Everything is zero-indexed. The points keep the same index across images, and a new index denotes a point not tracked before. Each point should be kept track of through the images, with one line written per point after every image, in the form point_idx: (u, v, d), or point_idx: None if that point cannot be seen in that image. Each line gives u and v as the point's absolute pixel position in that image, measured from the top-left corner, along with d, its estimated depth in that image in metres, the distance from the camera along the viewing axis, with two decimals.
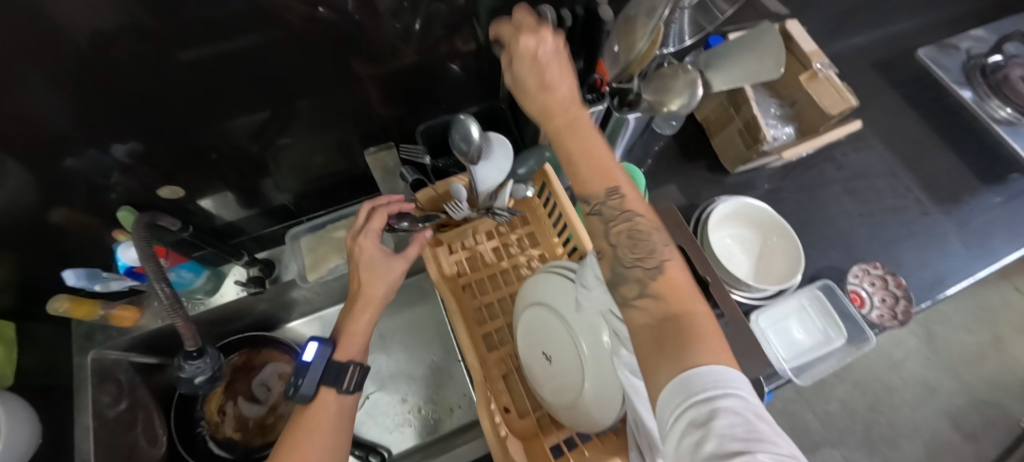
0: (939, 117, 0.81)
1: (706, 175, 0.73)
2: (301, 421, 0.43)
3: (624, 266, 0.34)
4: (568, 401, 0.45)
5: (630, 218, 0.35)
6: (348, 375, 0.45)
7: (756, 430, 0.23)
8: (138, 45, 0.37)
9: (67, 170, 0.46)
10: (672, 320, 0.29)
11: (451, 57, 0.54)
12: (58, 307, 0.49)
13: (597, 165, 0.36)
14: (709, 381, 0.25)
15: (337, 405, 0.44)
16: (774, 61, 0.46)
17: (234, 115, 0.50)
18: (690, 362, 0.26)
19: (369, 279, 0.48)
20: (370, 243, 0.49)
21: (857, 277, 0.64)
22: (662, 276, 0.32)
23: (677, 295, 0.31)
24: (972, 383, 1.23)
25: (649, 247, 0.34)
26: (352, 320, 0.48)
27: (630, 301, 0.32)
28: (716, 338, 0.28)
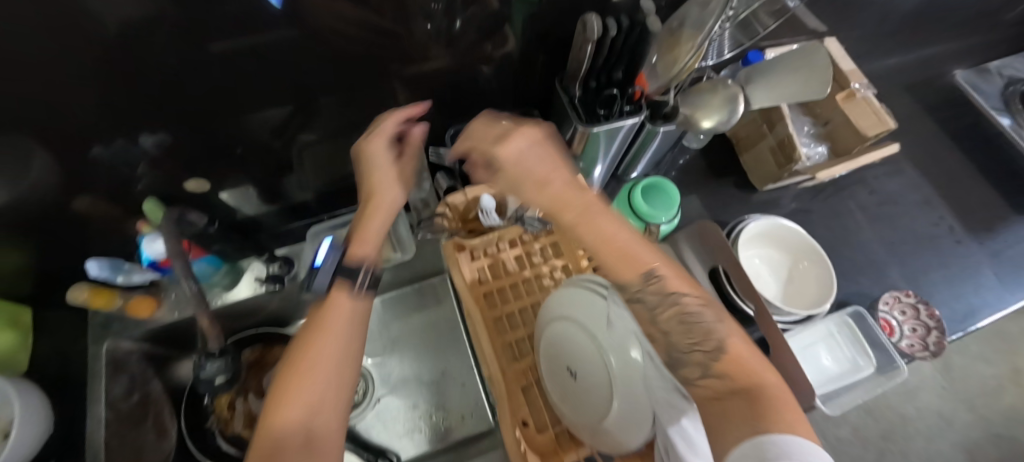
0: (974, 144, 0.79)
1: (733, 192, 0.71)
2: (314, 323, 0.40)
3: (681, 351, 0.36)
4: (593, 420, 0.43)
5: (675, 299, 0.38)
6: (363, 275, 0.43)
7: None
8: (175, 38, 0.36)
9: (94, 159, 0.45)
10: (741, 394, 0.34)
11: (484, 60, 0.53)
12: (77, 296, 0.49)
13: (633, 256, 0.38)
14: (781, 450, 0.29)
15: (351, 307, 0.41)
16: (820, 82, 0.45)
17: (257, 109, 0.49)
18: (769, 431, 0.30)
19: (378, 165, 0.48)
20: (382, 140, 0.49)
21: (886, 305, 0.62)
22: (726, 357, 0.36)
23: (740, 372, 0.35)
24: (988, 416, 1.20)
25: (702, 330, 0.37)
26: (367, 220, 0.46)
27: (692, 381, 0.36)
28: (784, 401, 0.33)
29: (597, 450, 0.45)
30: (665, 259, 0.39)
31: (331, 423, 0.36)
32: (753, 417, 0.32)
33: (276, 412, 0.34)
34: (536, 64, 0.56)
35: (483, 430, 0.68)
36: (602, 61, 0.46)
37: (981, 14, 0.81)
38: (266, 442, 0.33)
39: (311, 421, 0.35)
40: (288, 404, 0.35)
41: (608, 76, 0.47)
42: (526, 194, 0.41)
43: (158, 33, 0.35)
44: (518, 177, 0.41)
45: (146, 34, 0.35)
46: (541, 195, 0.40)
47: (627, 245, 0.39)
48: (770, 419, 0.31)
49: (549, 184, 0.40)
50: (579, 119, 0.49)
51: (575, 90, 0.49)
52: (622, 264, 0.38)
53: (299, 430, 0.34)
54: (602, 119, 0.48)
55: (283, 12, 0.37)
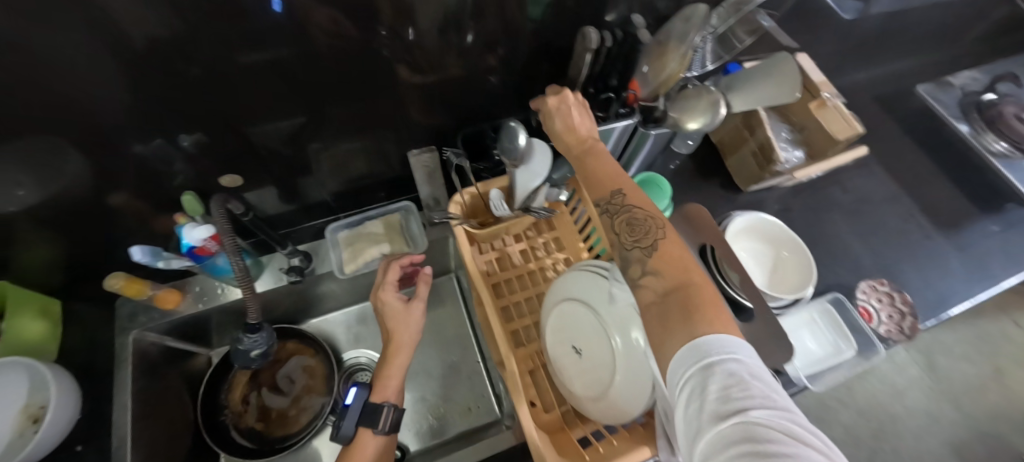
0: (939, 150, 0.86)
1: (720, 193, 0.77)
2: (347, 459, 0.47)
3: (626, 249, 0.39)
4: (597, 392, 0.47)
5: (630, 209, 0.40)
6: (383, 415, 0.48)
7: (750, 389, 0.26)
8: (213, 46, 0.41)
9: (135, 156, 0.50)
10: (675, 291, 0.34)
11: (491, 71, 0.58)
12: (114, 283, 0.52)
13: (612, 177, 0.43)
14: (710, 347, 0.29)
15: (375, 443, 0.48)
16: (791, 86, 0.51)
17: (268, 119, 0.53)
18: (698, 334, 0.31)
19: (396, 326, 0.52)
20: (389, 295, 0.53)
21: (864, 294, 0.67)
22: (658, 253, 0.37)
23: (673, 266, 0.36)
24: (974, 414, 1.24)
25: (644, 228, 0.39)
26: (386, 365, 0.51)
27: (636, 282, 0.37)
28: (716, 302, 0.33)
29: (602, 424, 0.49)
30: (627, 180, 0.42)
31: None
32: (684, 309, 0.32)
33: None
34: (538, 74, 0.62)
35: (489, 420, 0.71)
36: (600, 68, 0.54)
37: (938, 33, 0.90)
38: None
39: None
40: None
41: (605, 83, 0.56)
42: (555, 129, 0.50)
43: (199, 42, 0.40)
44: (560, 133, 0.49)
45: (190, 42, 0.40)
46: (569, 132, 0.48)
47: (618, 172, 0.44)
48: (697, 316, 0.31)
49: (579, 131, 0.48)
50: None
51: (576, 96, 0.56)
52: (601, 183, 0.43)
53: None
54: (601, 120, 0.56)
55: (307, 25, 0.43)
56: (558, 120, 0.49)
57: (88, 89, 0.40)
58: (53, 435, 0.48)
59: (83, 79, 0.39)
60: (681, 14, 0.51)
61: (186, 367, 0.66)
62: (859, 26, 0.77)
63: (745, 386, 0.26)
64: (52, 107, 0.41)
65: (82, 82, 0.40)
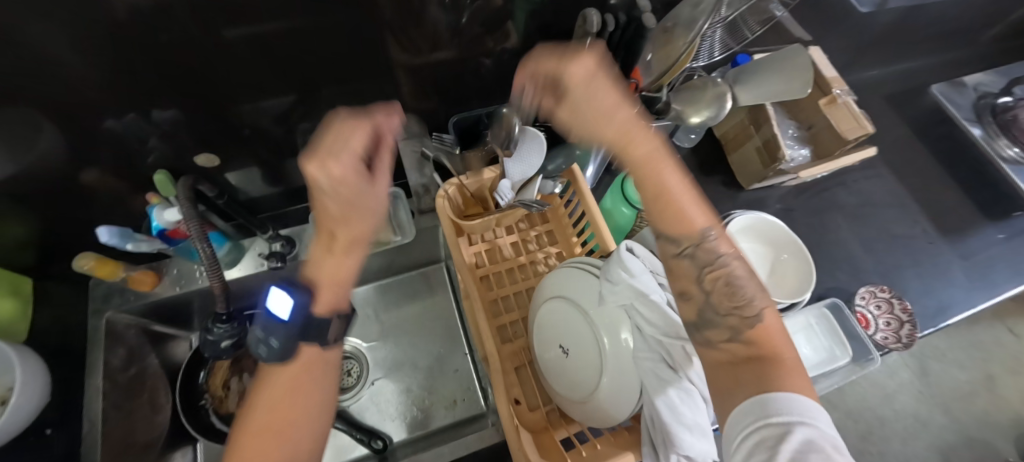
0: (949, 153, 0.84)
1: (720, 190, 0.74)
2: (278, 380, 0.38)
3: (717, 313, 0.39)
4: (583, 395, 0.45)
5: (727, 266, 0.40)
6: (332, 329, 0.39)
7: (826, 456, 0.28)
8: (190, 22, 0.38)
9: (106, 132, 0.47)
10: (755, 360, 0.36)
11: (486, 53, 0.55)
12: (82, 265, 0.50)
13: (683, 212, 0.41)
14: (785, 408, 0.31)
15: (321, 360, 0.39)
16: (802, 82, 0.49)
17: (260, 98, 0.50)
18: (768, 389, 0.33)
19: (343, 215, 0.39)
20: (344, 170, 0.37)
21: (863, 299, 0.65)
22: (757, 326, 0.38)
23: (766, 343, 0.37)
24: (962, 418, 1.24)
25: (745, 295, 0.39)
26: (331, 264, 0.40)
27: (716, 344, 0.38)
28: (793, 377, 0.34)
29: (586, 426, 0.47)
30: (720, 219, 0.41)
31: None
32: (762, 377, 0.34)
33: None
34: None
35: (474, 414, 0.69)
36: None
37: (955, 32, 0.86)
38: None
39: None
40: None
41: None
42: (579, 99, 0.42)
43: (183, 14, 0.37)
44: (582, 104, 0.42)
45: (167, 18, 0.36)
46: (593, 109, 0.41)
47: (678, 195, 0.41)
48: (778, 380, 0.33)
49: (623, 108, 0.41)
50: None
51: None
52: (664, 209, 0.41)
53: None
54: None
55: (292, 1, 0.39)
56: (587, 93, 0.41)
57: (53, 63, 0.38)
58: (25, 411, 0.47)
59: (49, 50, 0.36)
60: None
61: (165, 351, 0.64)
62: (875, 21, 0.74)
63: (819, 453, 0.28)
64: (13, 79, 0.37)
65: (40, 52, 0.36)
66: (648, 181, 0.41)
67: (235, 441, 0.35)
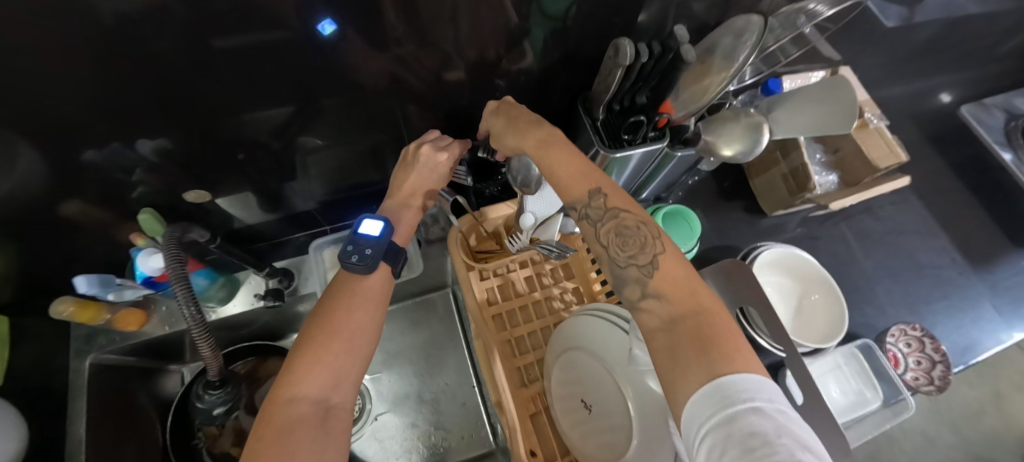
0: (975, 175, 0.80)
1: (742, 217, 0.71)
2: (348, 289, 0.41)
3: (620, 265, 0.35)
4: (608, 457, 0.42)
5: (617, 214, 0.36)
6: (404, 259, 0.46)
7: (778, 448, 0.21)
8: (177, 42, 0.34)
9: (86, 163, 0.42)
10: (684, 318, 0.30)
11: (500, 74, 0.51)
12: (62, 310, 0.46)
13: (585, 175, 0.38)
14: (735, 390, 0.24)
15: (386, 285, 0.43)
16: (847, 115, 0.44)
17: (253, 109, 0.45)
18: (717, 372, 0.26)
19: (419, 178, 0.50)
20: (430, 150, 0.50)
21: (893, 337, 0.61)
22: (657, 271, 0.33)
23: (681, 294, 0.32)
24: (973, 438, 1.22)
25: (634, 239, 0.35)
26: (404, 209, 0.49)
27: (635, 304, 0.33)
28: (729, 334, 0.28)
29: None
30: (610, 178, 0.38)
31: (345, 397, 0.36)
32: (700, 343, 0.28)
33: (284, 385, 0.34)
34: (553, 80, 0.54)
35: (483, 452, 0.66)
36: (630, 84, 0.45)
37: (983, 49, 0.83)
38: (277, 417, 0.32)
39: (330, 397, 0.34)
40: (304, 380, 0.34)
41: (633, 100, 0.47)
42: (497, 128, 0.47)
43: (163, 27, 0.32)
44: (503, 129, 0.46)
45: (145, 34, 0.32)
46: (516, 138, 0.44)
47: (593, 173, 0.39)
48: (718, 347, 0.27)
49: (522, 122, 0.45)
50: (602, 142, 0.47)
51: (599, 113, 0.48)
52: (573, 182, 0.38)
53: (310, 403, 0.33)
54: (625, 145, 0.46)
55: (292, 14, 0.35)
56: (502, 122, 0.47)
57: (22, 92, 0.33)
58: None
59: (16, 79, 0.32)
60: (730, 25, 0.44)
61: (156, 388, 0.61)
62: (905, 38, 0.70)
63: (768, 445, 0.21)
64: None
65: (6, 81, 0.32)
66: (563, 170, 0.39)
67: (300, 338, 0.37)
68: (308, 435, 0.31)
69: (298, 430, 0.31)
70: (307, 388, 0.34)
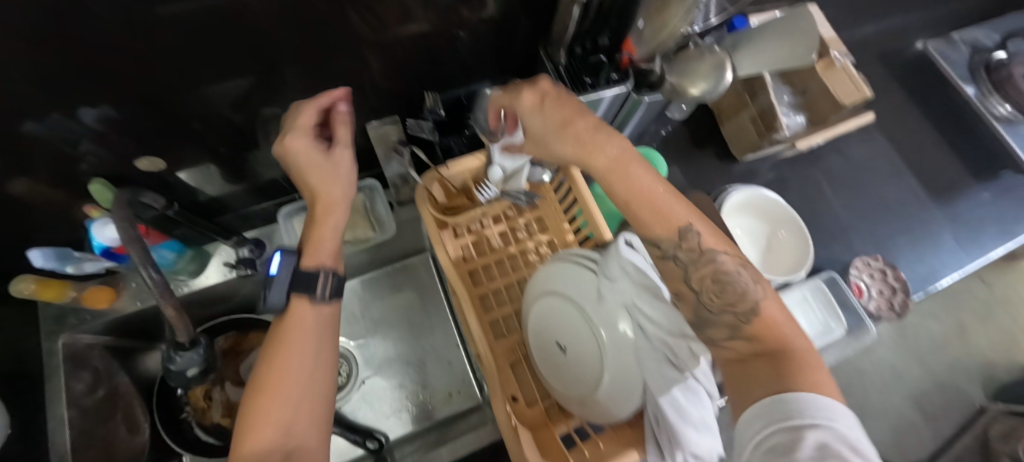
0: (940, 112, 0.82)
1: (714, 163, 0.71)
2: (282, 327, 0.39)
3: (711, 311, 0.37)
4: (583, 394, 0.44)
5: (712, 261, 0.38)
6: (321, 281, 0.40)
7: (845, 460, 0.26)
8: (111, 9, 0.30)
9: (28, 138, 0.40)
10: (764, 356, 0.34)
11: (462, 26, 0.47)
12: (23, 289, 0.45)
13: (661, 210, 0.38)
14: (802, 409, 0.29)
15: (315, 316, 0.40)
16: (806, 47, 0.45)
17: (211, 82, 0.43)
18: (790, 387, 0.31)
19: (319, 182, 0.41)
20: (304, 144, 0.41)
21: (857, 270, 0.64)
22: (759, 319, 0.36)
23: (770, 336, 0.35)
24: (935, 367, 1.30)
25: (736, 291, 0.37)
26: (315, 226, 0.42)
27: (719, 342, 0.37)
28: (818, 370, 0.33)
29: (587, 422, 0.46)
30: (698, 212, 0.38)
31: (307, 435, 0.35)
32: (780, 376, 0.32)
33: (243, 440, 0.34)
34: (517, 31, 0.52)
35: (471, 406, 0.68)
36: (589, 25, 0.44)
37: None
38: None
39: (286, 441, 0.34)
40: (255, 430, 0.34)
41: (594, 42, 0.47)
42: (544, 130, 0.39)
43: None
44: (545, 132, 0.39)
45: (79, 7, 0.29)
46: (579, 148, 0.38)
47: (657, 193, 0.38)
48: (797, 379, 0.31)
49: (573, 122, 0.38)
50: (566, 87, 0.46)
51: (561, 58, 0.47)
52: (655, 220, 0.38)
53: (277, 450, 0.33)
54: (588, 88, 0.46)
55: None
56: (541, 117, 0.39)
57: None
58: None
59: None
60: None
61: (139, 368, 0.60)
62: None
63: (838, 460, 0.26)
64: None
65: None
66: (619, 184, 0.37)
67: (250, 384, 0.36)
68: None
69: None
70: (259, 439, 0.33)
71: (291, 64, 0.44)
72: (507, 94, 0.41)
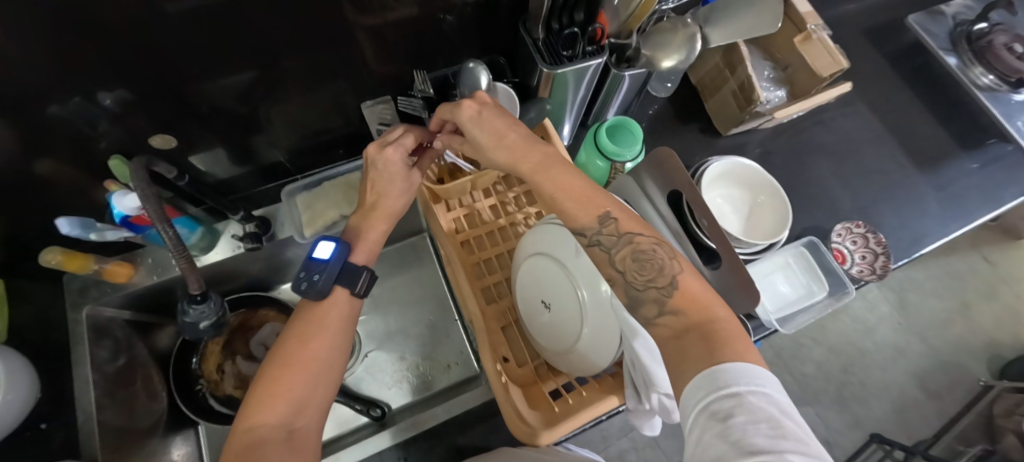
0: (926, 85, 0.83)
1: (698, 138, 0.74)
2: (310, 317, 0.41)
3: (637, 289, 0.35)
4: (566, 346, 0.46)
5: (630, 239, 0.37)
6: (363, 279, 0.43)
7: (779, 426, 0.24)
8: None
9: (52, 119, 0.44)
10: (695, 329, 0.31)
11: (446, 9, 0.51)
12: (51, 260, 0.49)
13: (586, 199, 0.39)
14: (739, 377, 0.27)
15: (348, 307, 0.42)
16: (773, 15, 0.49)
17: (222, 74, 0.48)
18: (719, 360, 0.28)
19: (383, 191, 0.47)
20: (397, 155, 0.47)
21: (839, 236, 0.67)
22: (677, 292, 0.34)
23: (694, 308, 0.33)
24: (938, 345, 1.30)
25: (655, 266, 0.35)
26: (366, 227, 0.46)
27: (652, 321, 0.34)
28: (739, 339, 0.30)
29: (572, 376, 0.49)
30: (615, 200, 0.38)
31: (311, 420, 0.36)
32: (708, 348, 0.30)
33: (247, 416, 0.35)
34: (500, 15, 0.55)
35: (469, 376, 0.71)
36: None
37: None
38: (238, 444, 0.33)
39: (292, 421, 0.35)
40: (267, 407, 0.34)
41: (570, 17, 0.48)
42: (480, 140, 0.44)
43: None
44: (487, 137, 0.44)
45: None
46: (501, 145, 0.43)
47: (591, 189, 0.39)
48: (724, 347, 0.29)
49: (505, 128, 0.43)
50: (544, 61, 0.50)
51: (538, 32, 0.50)
52: (578, 206, 0.39)
53: (275, 428, 0.34)
54: (565, 61, 0.49)
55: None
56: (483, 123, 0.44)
57: None
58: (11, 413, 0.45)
59: None
60: None
61: (152, 341, 0.65)
62: None
63: (774, 426, 0.24)
64: None
65: None
66: (549, 181, 0.40)
67: (266, 365, 0.38)
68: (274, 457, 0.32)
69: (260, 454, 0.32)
70: (264, 415, 0.34)
71: (291, 50, 0.48)
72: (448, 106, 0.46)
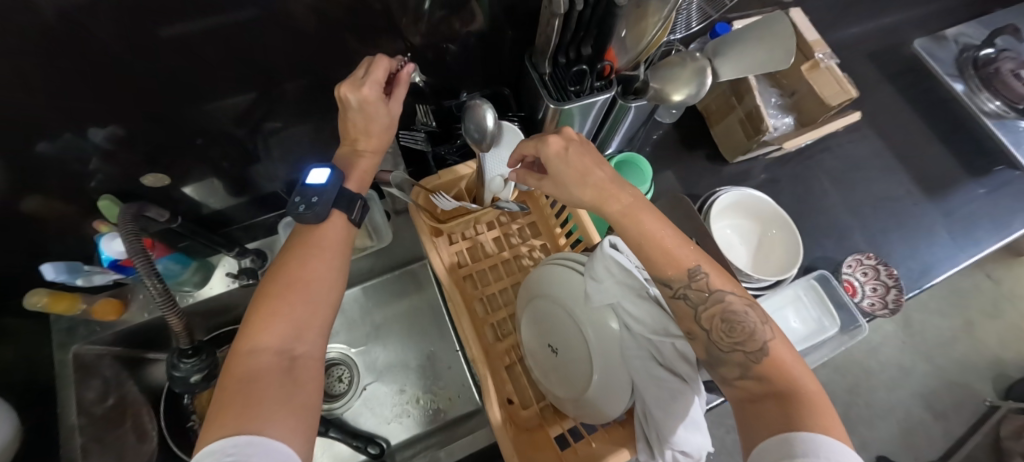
0: (931, 109, 0.82)
1: (705, 165, 0.72)
2: (304, 240, 0.38)
3: (721, 351, 0.35)
4: (576, 392, 0.44)
5: (722, 297, 0.36)
6: (359, 206, 0.41)
7: None
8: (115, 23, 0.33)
9: (40, 157, 0.42)
10: (774, 397, 0.31)
11: (449, 39, 0.49)
12: (36, 302, 0.49)
13: (670, 250, 0.37)
14: (808, 448, 0.27)
15: (345, 232, 0.40)
16: (784, 51, 0.46)
17: (215, 98, 0.45)
18: (797, 427, 0.28)
19: (367, 122, 0.42)
20: (372, 94, 0.40)
21: (849, 267, 0.65)
22: (768, 357, 0.34)
23: (781, 373, 0.33)
24: (944, 365, 1.28)
25: (746, 329, 0.35)
26: (355, 156, 0.44)
27: (731, 381, 0.35)
28: (823, 409, 0.30)
29: (580, 422, 0.46)
30: (707, 255, 0.37)
31: (312, 345, 0.34)
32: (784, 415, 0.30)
33: (245, 339, 0.33)
34: (504, 46, 0.54)
35: (472, 410, 0.69)
36: (572, 34, 0.45)
37: None
38: (239, 368, 0.31)
39: (292, 348, 0.33)
40: (265, 327, 0.33)
41: (578, 52, 0.48)
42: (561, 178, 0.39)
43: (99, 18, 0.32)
44: (569, 180, 0.39)
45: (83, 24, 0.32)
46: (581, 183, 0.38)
47: (671, 241, 0.37)
48: (802, 416, 0.29)
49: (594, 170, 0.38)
50: (550, 95, 0.49)
51: (546, 67, 0.49)
52: (659, 258, 0.37)
53: (272, 353, 0.32)
54: (573, 96, 0.48)
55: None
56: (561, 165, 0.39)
57: None
58: None
59: None
60: None
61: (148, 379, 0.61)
62: None
63: None
64: None
65: None
66: (630, 235, 0.37)
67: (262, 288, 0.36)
68: (277, 383, 0.30)
69: (262, 382, 0.30)
70: (268, 337, 0.32)
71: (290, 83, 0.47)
72: (533, 140, 0.40)
